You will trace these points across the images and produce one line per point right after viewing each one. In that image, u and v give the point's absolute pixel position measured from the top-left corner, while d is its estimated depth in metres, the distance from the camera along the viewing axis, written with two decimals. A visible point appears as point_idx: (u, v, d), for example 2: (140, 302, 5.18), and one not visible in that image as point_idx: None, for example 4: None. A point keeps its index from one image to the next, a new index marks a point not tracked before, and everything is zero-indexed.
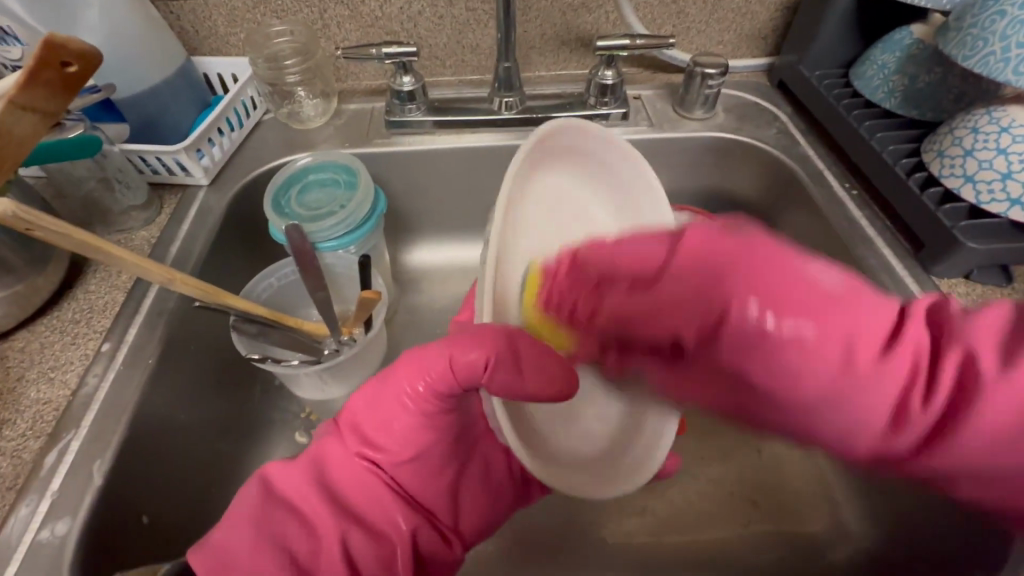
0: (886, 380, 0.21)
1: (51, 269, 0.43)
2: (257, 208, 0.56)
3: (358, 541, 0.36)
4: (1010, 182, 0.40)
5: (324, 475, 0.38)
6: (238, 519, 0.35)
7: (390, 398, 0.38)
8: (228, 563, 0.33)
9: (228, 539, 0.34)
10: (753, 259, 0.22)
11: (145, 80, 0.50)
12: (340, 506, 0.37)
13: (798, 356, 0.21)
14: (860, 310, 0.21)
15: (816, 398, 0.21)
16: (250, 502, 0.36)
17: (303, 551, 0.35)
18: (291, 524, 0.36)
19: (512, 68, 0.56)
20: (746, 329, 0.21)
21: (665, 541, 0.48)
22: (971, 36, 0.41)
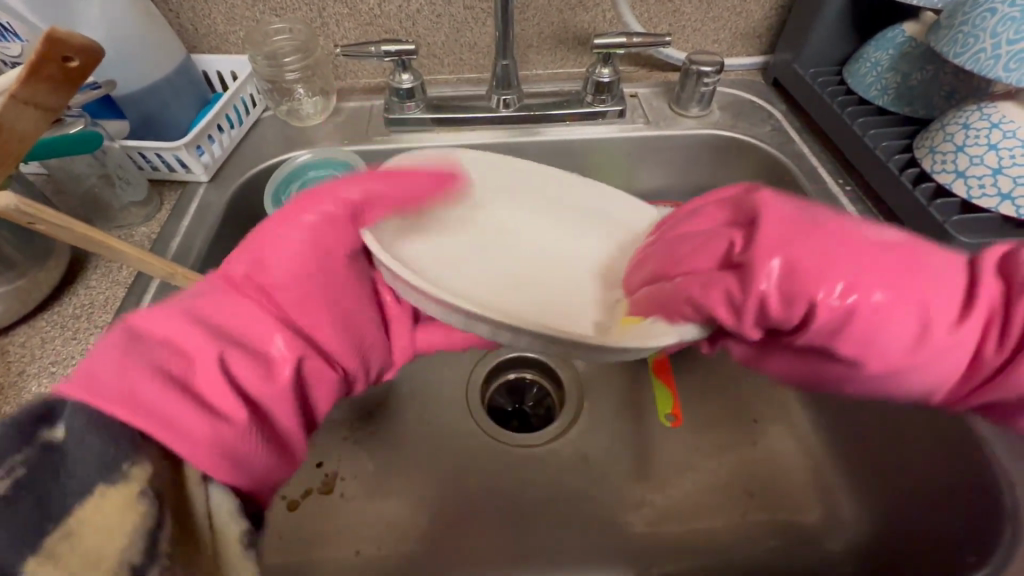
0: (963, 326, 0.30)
1: (52, 264, 0.43)
2: (258, 204, 0.57)
3: (242, 365, 0.29)
4: (1001, 178, 0.41)
5: (197, 300, 0.30)
6: (109, 343, 0.25)
7: (291, 231, 0.34)
8: (103, 382, 0.23)
9: (90, 362, 0.24)
10: (835, 253, 0.29)
11: (145, 77, 0.50)
12: (224, 335, 0.29)
13: (885, 321, 0.29)
14: (927, 267, 0.30)
15: (898, 358, 0.30)
16: (116, 335, 0.26)
17: (189, 375, 0.27)
18: (161, 353, 0.27)
19: (510, 66, 0.56)
20: (835, 312, 0.29)
21: (664, 532, 0.48)
22: (962, 33, 0.41)
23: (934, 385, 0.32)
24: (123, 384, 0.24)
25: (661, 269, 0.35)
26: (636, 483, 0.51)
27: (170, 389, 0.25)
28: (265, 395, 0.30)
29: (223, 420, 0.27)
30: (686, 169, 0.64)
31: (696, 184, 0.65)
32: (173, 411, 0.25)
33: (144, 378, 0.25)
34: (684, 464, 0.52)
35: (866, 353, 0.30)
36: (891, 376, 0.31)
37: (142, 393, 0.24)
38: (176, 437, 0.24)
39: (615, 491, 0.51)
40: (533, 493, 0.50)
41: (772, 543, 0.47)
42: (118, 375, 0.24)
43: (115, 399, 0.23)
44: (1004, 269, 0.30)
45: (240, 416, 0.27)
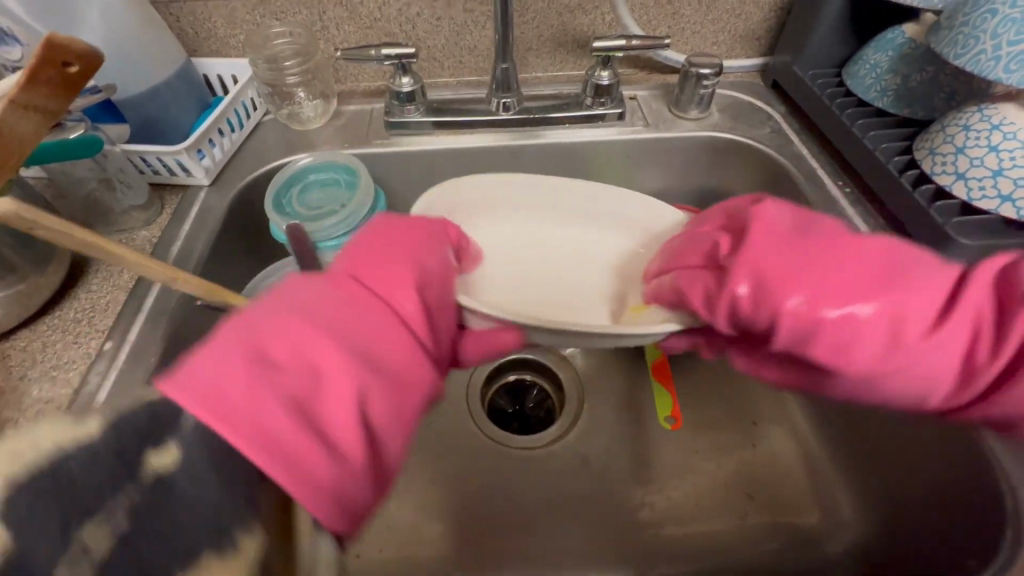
0: (949, 343, 0.28)
1: (53, 269, 0.43)
2: (258, 208, 0.57)
3: (377, 394, 0.25)
4: (1001, 179, 0.41)
5: (311, 301, 0.26)
6: (222, 352, 0.22)
7: (399, 248, 0.32)
8: (222, 399, 0.21)
9: (218, 378, 0.21)
10: (814, 263, 0.29)
11: (145, 81, 0.50)
12: (360, 352, 0.25)
13: (863, 330, 0.29)
14: (921, 280, 0.29)
15: (875, 371, 0.30)
16: (231, 341, 0.23)
17: (305, 396, 0.23)
18: (291, 373, 0.23)
19: (509, 69, 0.56)
20: (807, 322, 0.29)
21: (664, 535, 0.48)
22: (963, 34, 0.41)
23: (918, 401, 0.30)
24: (252, 416, 0.21)
25: (672, 258, 0.39)
26: (637, 486, 0.51)
27: (289, 413, 0.22)
28: (384, 419, 0.25)
29: (340, 453, 0.23)
30: (685, 171, 0.64)
31: (695, 186, 0.65)
32: (293, 438, 0.21)
33: (275, 409, 0.21)
34: (683, 466, 0.52)
35: (842, 364, 0.30)
36: (869, 387, 0.31)
37: (272, 427, 0.21)
38: (295, 472, 0.21)
39: (615, 494, 0.51)
40: (533, 496, 0.51)
41: (773, 546, 0.47)
42: (235, 394, 0.21)
43: (239, 428, 0.20)
44: (1009, 282, 0.28)
45: (356, 447, 0.23)
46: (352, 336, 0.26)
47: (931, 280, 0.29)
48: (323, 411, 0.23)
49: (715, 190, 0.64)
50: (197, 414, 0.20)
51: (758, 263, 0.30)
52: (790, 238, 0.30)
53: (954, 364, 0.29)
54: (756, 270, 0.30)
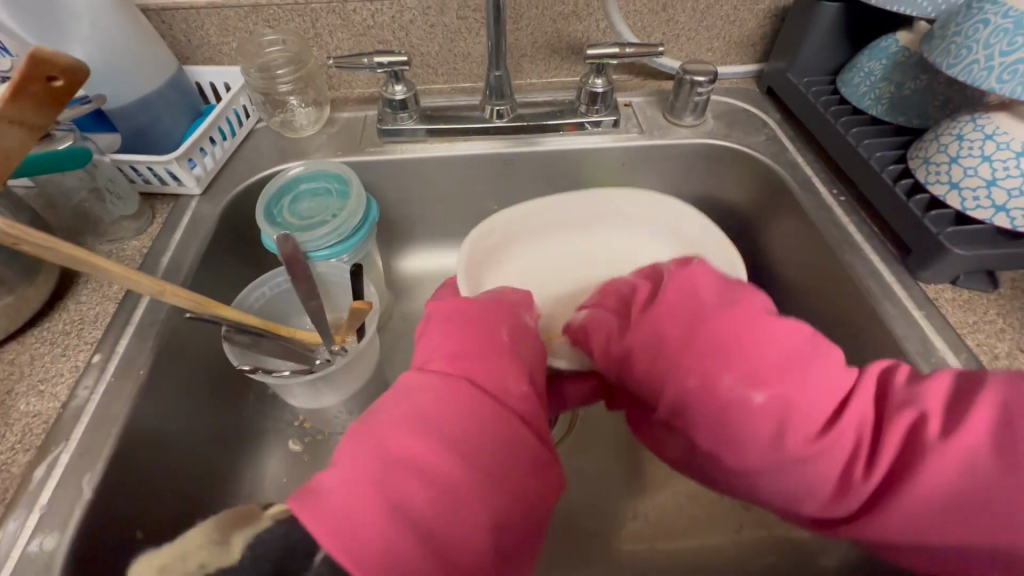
0: (831, 451, 0.29)
1: (41, 280, 0.43)
2: (251, 217, 0.57)
3: (492, 504, 0.26)
4: (995, 189, 0.41)
5: (427, 413, 0.28)
6: (353, 478, 0.24)
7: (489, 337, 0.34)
8: (353, 527, 0.22)
9: (347, 504, 0.23)
10: (705, 334, 0.32)
11: (136, 91, 0.50)
12: (470, 460, 0.27)
13: (742, 414, 0.30)
14: (813, 372, 0.30)
15: (759, 464, 0.30)
16: (357, 462, 0.25)
17: (431, 516, 0.24)
18: (414, 489, 0.25)
19: (502, 76, 0.56)
20: (688, 389, 0.32)
21: (658, 547, 0.48)
22: (955, 44, 0.41)
23: (796, 501, 0.30)
24: (383, 545, 0.22)
25: (592, 298, 0.43)
26: (630, 497, 0.51)
27: (414, 538, 0.23)
28: (504, 529, 0.26)
29: (463, 575, 0.24)
30: (680, 178, 0.63)
31: (690, 193, 0.65)
32: (413, 564, 0.23)
33: (402, 534, 0.23)
34: (677, 476, 0.51)
35: (720, 445, 0.31)
36: (755, 477, 0.31)
37: (400, 551, 0.22)
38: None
39: (608, 504, 0.50)
40: None
41: (767, 558, 0.47)
42: (365, 521, 0.23)
43: (365, 561, 0.22)
44: (891, 392, 0.30)
45: (471, 567, 0.24)
46: (463, 450, 0.27)
47: (825, 378, 0.30)
48: (442, 531, 0.24)
49: (710, 197, 0.64)
50: (325, 544, 0.22)
51: (657, 327, 0.34)
52: (690, 310, 0.34)
53: (833, 479, 0.29)
54: (653, 334, 0.35)
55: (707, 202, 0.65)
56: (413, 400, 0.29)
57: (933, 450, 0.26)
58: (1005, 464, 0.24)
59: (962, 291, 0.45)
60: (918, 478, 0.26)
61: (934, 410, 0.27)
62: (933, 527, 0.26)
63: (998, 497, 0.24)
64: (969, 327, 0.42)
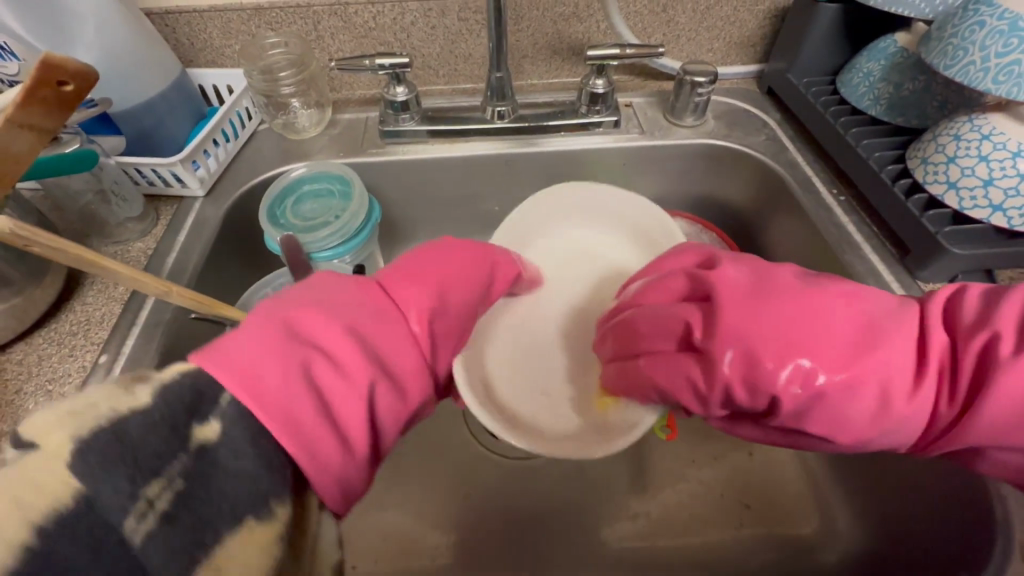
0: (922, 400, 0.29)
1: (49, 281, 0.43)
2: (254, 218, 0.57)
3: (387, 394, 0.28)
4: (992, 189, 0.41)
5: (333, 302, 0.28)
6: (260, 341, 0.24)
7: (428, 270, 0.34)
8: (255, 381, 0.23)
9: (251, 357, 0.23)
10: (789, 332, 0.30)
11: (141, 94, 0.50)
12: (375, 350, 0.28)
13: (847, 395, 0.29)
14: (890, 334, 0.29)
15: (863, 433, 0.30)
16: (266, 328, 0.25)
17: (330, 389, 0.25)
18: (318, 363, 0.26)
19: (504, 78, 0.56)
20: (796, 393, 0.29)
21: (659, 544, 0.48)
22: (952, 45, 0.41)
23: (896, 445, 0.31)
24: (285, 404, 0.23)
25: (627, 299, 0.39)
26: (632, 494, 0.51)
27: (311, 404, 0.24)
28: (387, 412, 0.28)
29: (347, 444, 0.25)
30: (680, 178, 0.64)
31: (690, 193, 0.65)
32: (309, 423, 0.24)
33: (303, 398, 0.24)
34: (678, 474, 0.52)
35: (831, 432, 0.30)
36: (866, 443, 0.31)
37: (301, 418, 0.23)
38: (313, 456, 0.23)
39: (609, 502, 0.51)
40: (530, 504, 0.51)
41: (769, 554, 0.47)
42: (270, 382, 0.23)
43: (273, 414, 0.22)
44: (957, 317, 0.30)
45: (362, 440, 0.26)
46: (366, 338, 0.28)
47: (897, 334, 0.29)
48: (338, 407, 0.25)
49: (710, 197, 0.65)
50: (238, 398, 0.22)
51: (733, 333, 0.30)
52: (760, 301, 0.31)
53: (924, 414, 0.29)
54: (740, 348, 0.30)
55: (708, 202, 0.65)
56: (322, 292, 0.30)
57: (1004, 370, 0.26)
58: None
59: None
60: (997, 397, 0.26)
61: (1006, 328, 0.27)
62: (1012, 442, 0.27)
63: None
64: None
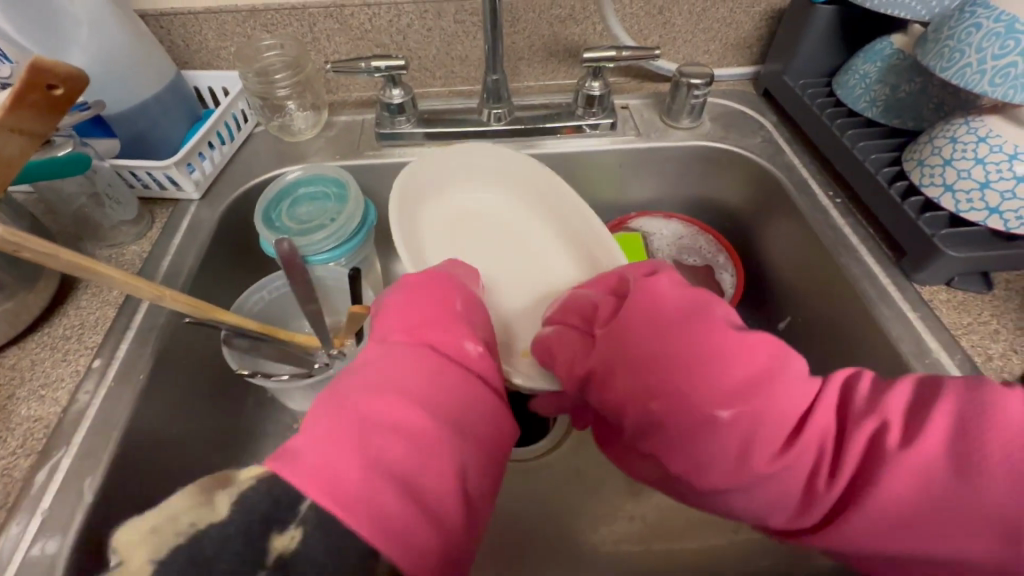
0: (797, 466, 0.28)
1: (42, 285, 0.43)
2: (250, 220, 0.57)
3: (468, 463, 0.27)
4: (988, 192, 0.41)
5: (388, 373, 0.28)
6: (328, 438, 0.24)
7: (453, 317, 0.34)
8: (336, 483, 0.22)
9: (327, 459, 0.23)
10: (679, 356, 0.31)
11: (135, 96, 0.50)
12: (441, 418, 0.27)
13: (715, 435, 0.29)
14: (780, 388, 0.28)
15: (725, 486, 0.29)
16: (332, 425, 0.25)
17: (411, 470, 0.25)
18: (394, 446, 0.25)
19: (500, 80, 0.56)
20: (670, 410, 0.30)
21: (654, 549, 0.48)
22: (949, 47, 0.41)
23: (762, 516, 0.29)
24: (367, 496, 0.23)
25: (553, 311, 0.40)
26: (629, 498, 0.51)
27: (395, 488, 0.23)
28: (472, 484, 0.27)
29: (441, 523, 0.25)
30: (677, 180, 0.64)
31: (687, 195, 0.65)
32: (400, 514, 0.23)
33: (386, 489, 0.23)
34: None
35: (690, 469, 0.30)
36: (725, 495, 0.29)
37: (389, 508, 0.23)
38: (405, 543, 0.23)
39: (606, 506, 0.51)
40: (526, 508, 0.51)
41: (766, 558, 0.47)
42: (351, 478, 0.23)
43: (355, 508, 0.22)
44: (853, 400, 0.29)
45: (452, 512, 0.25)
46: (430, 408, 0.28)
47: (794, 391, 0.29)
48: (424, 485, 0.25)
49: (707, 199, 0.64)
50: (318, 502, 0.22)
51: (630, 350, 0.33)
52: (668, 327, 0.32)
53: (798, 487, 0.28)
54: (634, 361, 0.32)
55: (705, 204, 0.65)
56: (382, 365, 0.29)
57: (891, 462, 0.26)
58: (959, 473, 0.24)
59: (957, 293, 0.45)
60: (877, 488, 0.26)
61: (895, 420, 0.27)
62: (882, 540, 0.26)
63: (951, 504, 0.24)
64: (963, 328, 0.43)
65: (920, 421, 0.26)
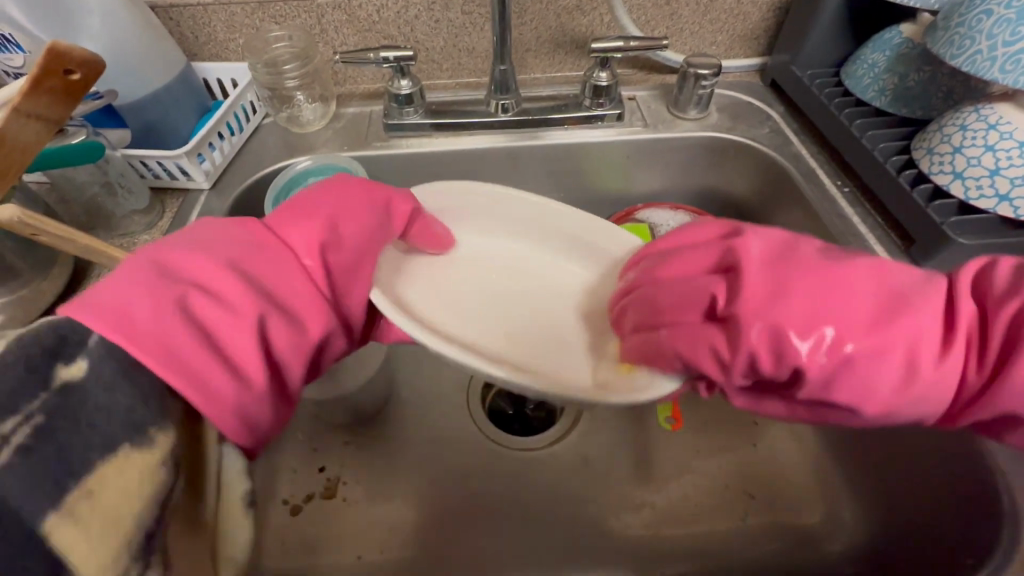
0: (952, 366, 0.28)
1: (56, 273, 0.43)
2: (259, 211, 0.57)
3: (276, 324, 0.30)
4: (998, 179, 0.41)
5: (211, 241, 0.31)
6: (133, 282, 0.26)
7: (321, 211, 0.36)
8: (127, 314, 0.24)
9: (116, 292, 0.25)
10: (820, 300, 0.29)
11: (146, 87, 0.50)
12: (259, 287, 0.30)
13: (876, 361, 0.28)
14: (915, 304, 0.29)
15: (894, 404, 0.29)
16: (142, 268, 0.27)
17: (212, 319, 0.27)
18: (197, 296, 0.27)
19: (508, 71, 0.56)
20: (825, 356, 0.28)
21: (664, 534, 0.48)
22: (959, 34, 0.41)
23: (926, 418, 0.30)
24: (158, 333, 0.25)
25: (641, 277, 0.37)
26: (637, 485, 0.51)
27: (188, 330, 0.26)
28: (280, 346, 0.30)
29: (240, 373, 0.27)
30: (684, 171, 0.64)
31: (695, 186, 0.65)
32: (189, 353, 0.25)
33: (178, 326, 0.25)
34: (684, 465, 0.52)
35: (859, 401, 0.29)
36: (897, 414, 0.30)
37: (178, 343, 0.25)
38: (190, 376, 0.25)
39: (616, 493, 0.51)
40: (535, 495, 0.51)
41: (773, 545, 0.47)
42: (140, 310, 0.25)
43: (141, 341, 0.24)
44: (985, 284, 0.29)
45: (254, 366, 0.28)
46: (250, 275, 0.30)
47: (923, 301, 0.29)
48: (226, 339, 0.27)
49: (715, 190, 0.64)
50: (101, 331, 0.23)
51: (763, 306, 0.29)
52: (786, 271, 0.30)
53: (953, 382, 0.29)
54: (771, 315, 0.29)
55: (714, 196, 0.65)
56: (203, 235, 0.32)
57: None
58: None
59: None
60: None
61: None
62: None
63: None
64: None
65: None
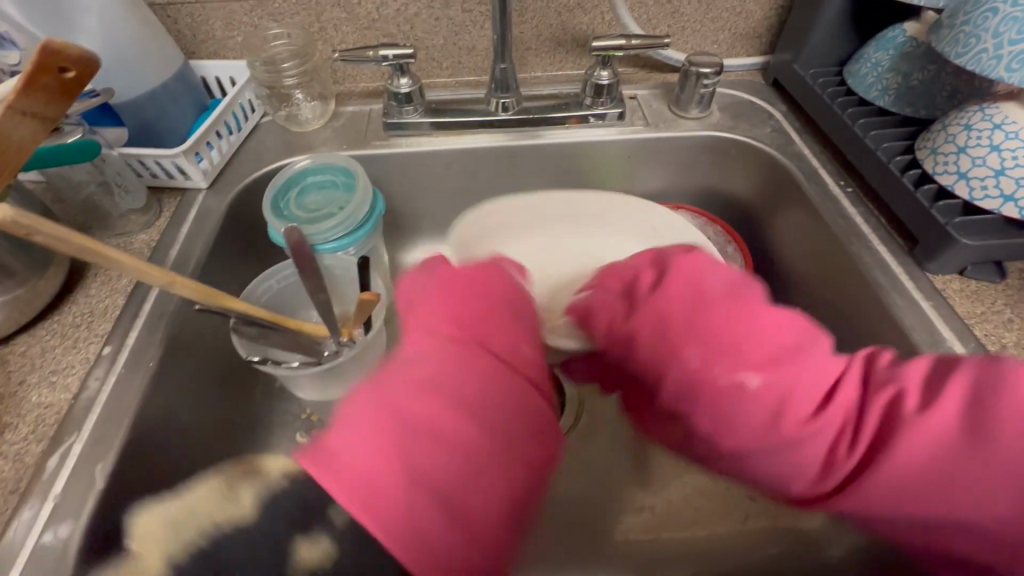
0: (821, 434, 0.28)
1: (52, 273, 0.43)
2: (258, 211, 0.57)
3: (505, 476, 0.26)
4: (1003, 179, 0.40)
5: (434, 373, 0.28)
6: (365, 434, 0.25)
7: (498, 311, 0.33)
8: (369, 483, 0.23)
9: (356, 454, 0.24)
10: (708, 319, 0.31)
11: (143, 84, 0.50)
12: (477, 422, 0.27)
13: (738, 394, 0.29)
14: (805, 359, 0.29)
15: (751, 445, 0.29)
16: (373, 416, 0.26)
17: (443, 478, 0.25)
18: (428, 452, 0.25)
19: (508, 69, 0.56)
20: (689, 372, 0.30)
21: (663, 538, 0.48)
22: (965, 32, 0.41)
23: (784, 482, 0.29)
24: (396, 501, 0.24)
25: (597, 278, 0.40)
26: (638, 488, 0.51)
27: (428, 502, 0.24)
28: (514, 501, 0.27)
29: (472, 535, 0.25)
30: (685, 171, 0.63)
31: (697, 185, 0.64)
32: (428, 526, 0.24)
33: (419, 501, 0.24)
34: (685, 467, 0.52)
35: (716, 428, 0.30)
36: (752, 459, 0.30)
37: (423, 523, 0.24)
38: (427, 547, 0.23)
39: (616, 495, 0.51)
40: None
41: (773, 549, 0.47)
42: (383, 480, 0.24)
43: (383, 515, 0.23)
44: (879, 375, 0.29)
45: (485, 528, 0.25)
46: (471, 410, 0.27)
47: (817, 359, 0.29)
48: (460, 495, 0.25)
49: (717, 191, 0.64)
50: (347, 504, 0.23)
51: (667, 318, 0.32)
52: (694, 294, 0.32)
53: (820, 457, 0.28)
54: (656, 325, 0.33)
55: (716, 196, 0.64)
56: (413, 358, 0.29)
57: (906, 426, 0.26)
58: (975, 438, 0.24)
59: (969, 282, 0.44)
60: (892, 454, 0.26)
61: (913, 388, 0.27)
62: (902, 507, 0.26)
63: (962, 471, 0.24)
64: (977, 317, 0.42)
65: (940, 394, 0.26)
